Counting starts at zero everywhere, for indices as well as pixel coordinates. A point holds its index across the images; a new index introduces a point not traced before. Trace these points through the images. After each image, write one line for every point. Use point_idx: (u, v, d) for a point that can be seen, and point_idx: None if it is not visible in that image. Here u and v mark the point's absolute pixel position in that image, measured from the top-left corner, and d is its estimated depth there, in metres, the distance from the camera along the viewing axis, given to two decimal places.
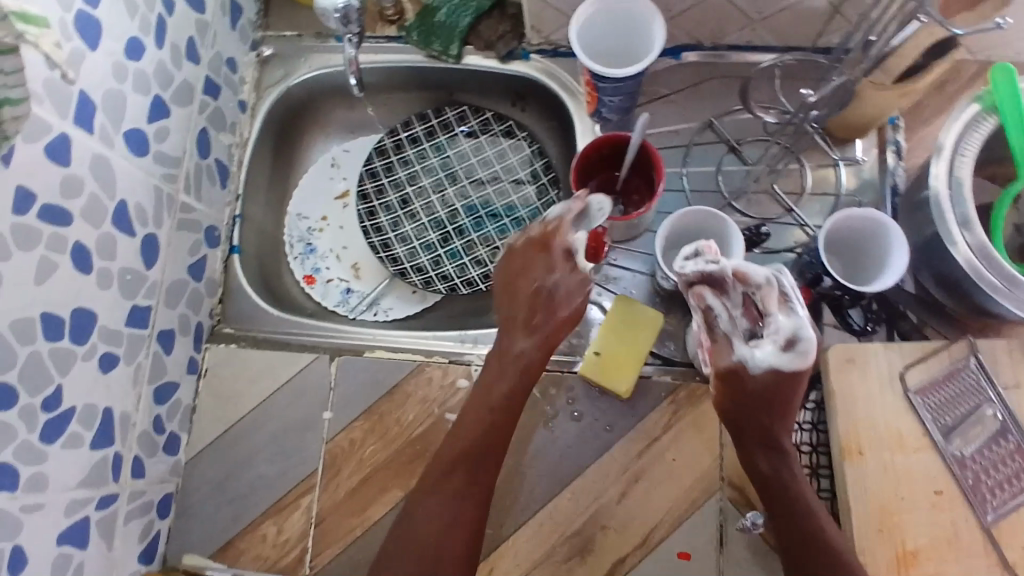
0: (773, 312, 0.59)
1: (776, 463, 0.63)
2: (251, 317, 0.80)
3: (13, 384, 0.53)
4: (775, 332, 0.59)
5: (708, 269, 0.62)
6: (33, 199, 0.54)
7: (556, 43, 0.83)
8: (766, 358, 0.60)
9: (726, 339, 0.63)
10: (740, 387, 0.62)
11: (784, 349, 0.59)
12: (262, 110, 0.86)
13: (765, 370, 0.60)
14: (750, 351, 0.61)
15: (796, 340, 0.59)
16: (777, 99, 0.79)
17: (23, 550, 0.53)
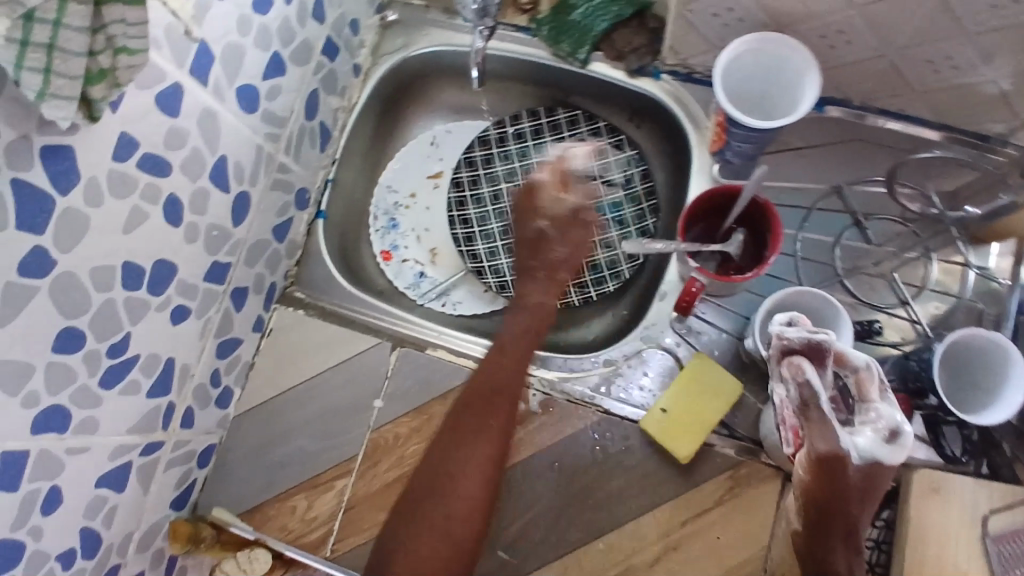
0: (874, 398, 0.57)
1: (854, 562, 0.56)
2: (324, 286, 0.80)
3: (83, 330, 0.53)
4: (875, 421, 0.56)
5: (813, 338, 0.58)
6: (135, 146, 0.53)
7: (691, 68, 0.77)
8: (871, 449, 0.56)
9: (821, 419, 0.56)
10: (833, 471, 0.56)
11: (887, 441, 0.56)
12: (375, 77, 0.84)
13: (865, 461, 0.56)
14: (851, 440, 0.56)
15: (900, 433, 0.56)
16: (927, 188, 0.72)
17: (61, 489, 0.55)
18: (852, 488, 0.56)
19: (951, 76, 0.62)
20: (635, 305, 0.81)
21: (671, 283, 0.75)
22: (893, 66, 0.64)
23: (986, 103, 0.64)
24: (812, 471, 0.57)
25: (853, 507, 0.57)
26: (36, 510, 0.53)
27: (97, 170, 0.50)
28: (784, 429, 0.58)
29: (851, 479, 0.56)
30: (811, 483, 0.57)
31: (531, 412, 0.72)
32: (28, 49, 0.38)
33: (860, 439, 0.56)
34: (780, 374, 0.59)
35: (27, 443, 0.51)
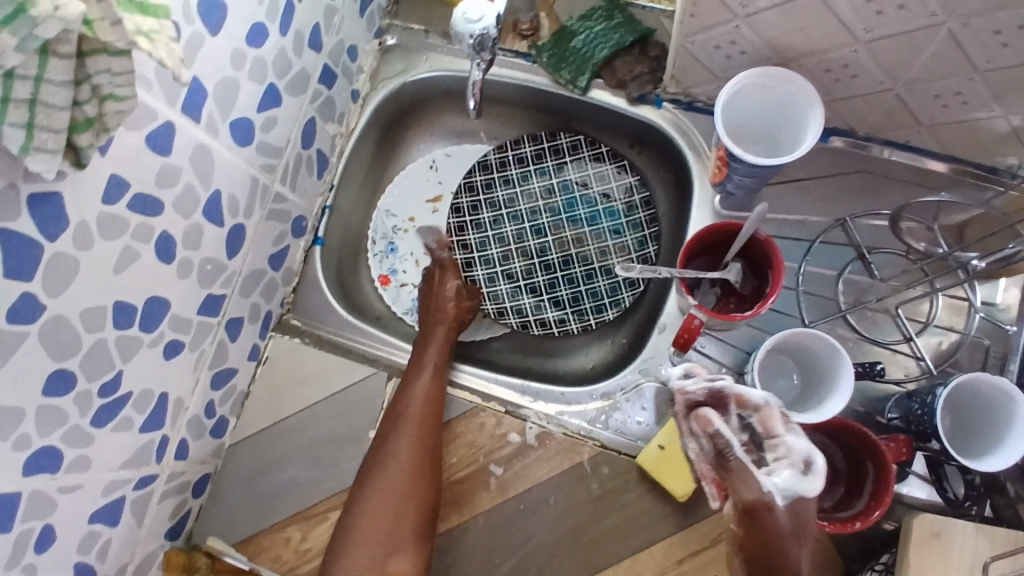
0: (780, 434, 0.56)
1: None
2: (321, 313, 0.80)
3: (73, 371, 0.53)
4: (785, 455, 0.55)
5: (714, 384, 0.61)
6: (126, 187, 0.53)
7: (693, 97, 0.76)
8: (788, 483, 0.53)
9: (740, 468, 0.56)
10: (758, 519, 0.54)
11: (801, 471, 0.54)
12: (373, 102, 0.84)
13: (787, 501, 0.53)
14: (771, 480, 0.54)
15: (812, 461, 0.54)
16: (935, 235, 0.70)
17: (53, 527, 0.55)
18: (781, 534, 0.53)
19: (961, 111, 0.61)
20: (635, 333, 0.81)
21: (672, 315, 0.74)
22: (898, 99, 0.63)
23: (992, 138, 0.63)
24: (742, 522, 0.55)
25: (787, 550, 0.53)
26: (28, 549, 0.54)
27: (87, 214, 0.50)
28: (705, 483, 0.59)
29: (773, 525, 0.53)
30: (745, 535, 0.55)
31: (529, 445, 0.71)
32: (10, 105, 0.38)
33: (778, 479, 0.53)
34: (692, 429, 0.61)
35: (17, 484, 0.51)
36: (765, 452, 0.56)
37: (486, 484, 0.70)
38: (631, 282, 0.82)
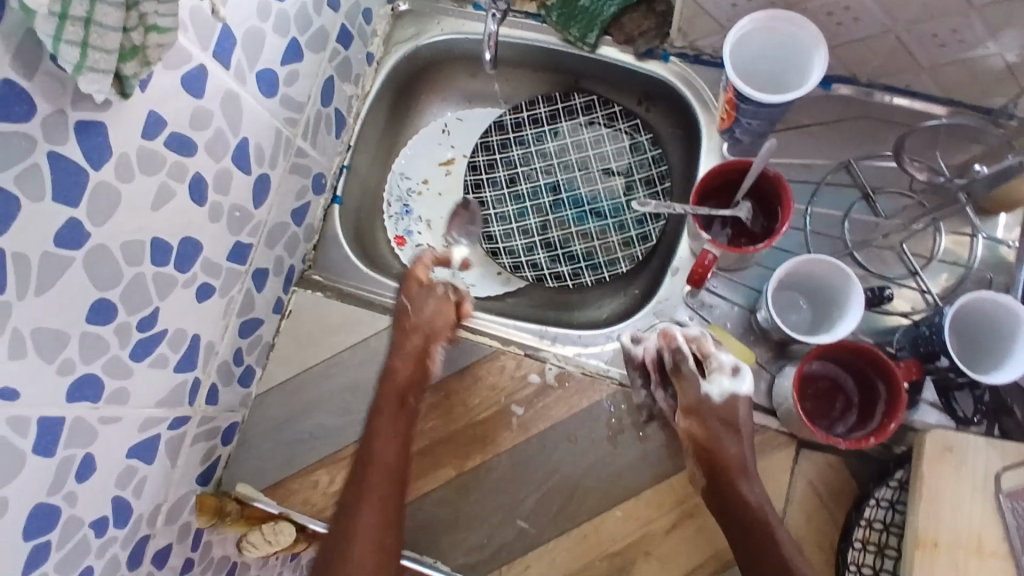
0: (712, 351, 0.68)
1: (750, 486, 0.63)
2: (342, 269, 0.82)
3: (114, 302, 0.55)
4: (719, 366, 0.67)
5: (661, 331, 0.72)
6: (162, 125, 0.55)
7: (699, 50, 0.78)
8: (723, 384, 0.66)
9: (689, 376, 0.67)
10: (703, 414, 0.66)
11: (733, 374, 0.66)
12: (388, 65, 0.86)
13: (724, 397, 0.66)
14: (710, 386, 0.67)
15: (740, 368, 0.66)
16: (935, 159, 0.73)
17: (94, 458, 0.57)
18: (718, 418, 0.65)
19: (959, 49, 0.63)
20: (648, 283, 0.83)
21: (683, 259, 0.77)
22: (898, 40, 0.65)
23: (989, 79, 0.65)
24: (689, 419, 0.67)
25: (724, 434, 0.65)
26: (70, 478, 0.55)
27: (127, 147, 0.52)
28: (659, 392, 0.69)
29: (715, 416, 0.66)
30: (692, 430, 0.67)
31: (550, 385, 0.74)
32: (66, 22, 0.40)
33: (716, 382, 0.66)
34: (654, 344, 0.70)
35: (62, 410, 0.53)
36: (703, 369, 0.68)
37: (509, 424, 0.73)
38: (644, 235, 0.85)
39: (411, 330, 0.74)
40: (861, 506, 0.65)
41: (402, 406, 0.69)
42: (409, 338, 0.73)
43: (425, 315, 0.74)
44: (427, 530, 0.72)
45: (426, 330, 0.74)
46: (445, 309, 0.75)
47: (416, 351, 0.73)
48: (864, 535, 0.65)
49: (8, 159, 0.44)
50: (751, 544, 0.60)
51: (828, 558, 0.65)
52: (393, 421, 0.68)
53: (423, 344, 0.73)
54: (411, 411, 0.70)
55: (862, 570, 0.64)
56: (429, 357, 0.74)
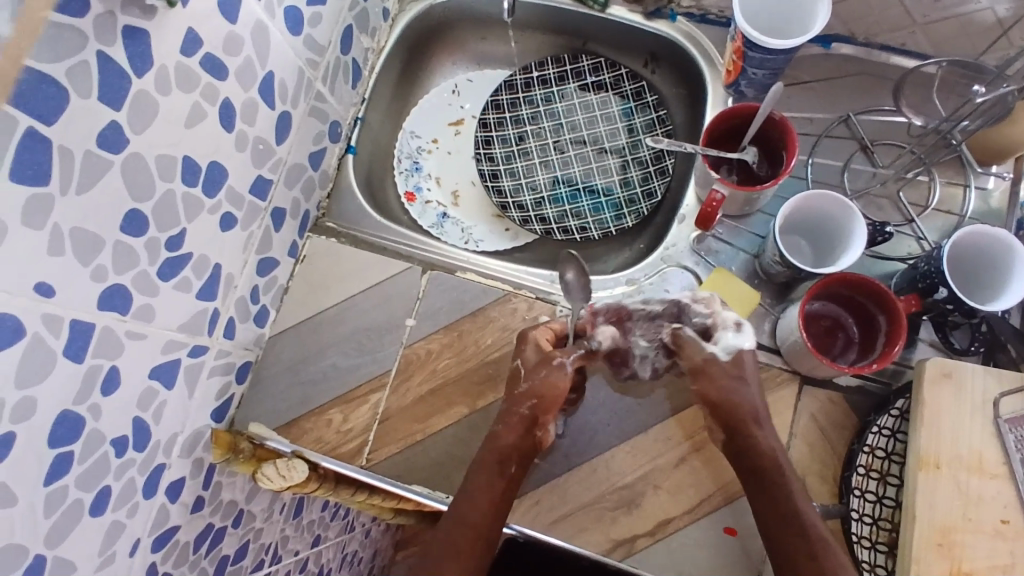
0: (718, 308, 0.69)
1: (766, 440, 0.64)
2: (355, 217, 0.84)
3: (147, 215, 0.56)
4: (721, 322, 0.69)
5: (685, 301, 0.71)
6: (200, 44, 0.57)
7: (705, 10, 0.82)
8: (728, 343, 0.67)
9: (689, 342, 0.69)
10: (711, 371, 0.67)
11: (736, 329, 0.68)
12: (402, 22, 0.88)
13: (730, 355, 0.67)
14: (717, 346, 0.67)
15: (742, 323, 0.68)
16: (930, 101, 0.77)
17: (119, 372, 0.58)
18: (727, 376, 0.66)
19: None
20: (652, 238, 0.85)
21: (690, 208, 0.80)
22: None
23: (979, 32, 0.70)
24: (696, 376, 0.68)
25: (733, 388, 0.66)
26: (95, 389, 0.56)
27: (167, 60, 0.54)
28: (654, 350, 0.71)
29: (720, 373, 0.67)
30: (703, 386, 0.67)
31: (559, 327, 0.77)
32: None
33: (722, 342, 0.68)
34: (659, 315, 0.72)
35: (93, 316, 0.53)
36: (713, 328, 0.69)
37: None
38: (649, 192, 0.87)
39: (524, 395, 0.68)
40: (865, 434, 0.68)
41: (500, 473, 0.66)
42: (517, 408, 0.68)
43: (535, 382, 0.69)
44: (439, 467, 0.73)
45: (534, 402, 0.68)
46: (558, 375, 0.68)
47: (520, 422, 0.68)
48: (868, 461, 0.67)
49: (61, 51, 0.45)
50: (770, 503, 0.61)
51: (831, 488, 0.68)
52: (484, 481, 0.65)
53: (530, 413, 0.67)
54: (512, 478, 0.66)
55: (865, 496, 0.67)
56: (539, 429, 0.68)
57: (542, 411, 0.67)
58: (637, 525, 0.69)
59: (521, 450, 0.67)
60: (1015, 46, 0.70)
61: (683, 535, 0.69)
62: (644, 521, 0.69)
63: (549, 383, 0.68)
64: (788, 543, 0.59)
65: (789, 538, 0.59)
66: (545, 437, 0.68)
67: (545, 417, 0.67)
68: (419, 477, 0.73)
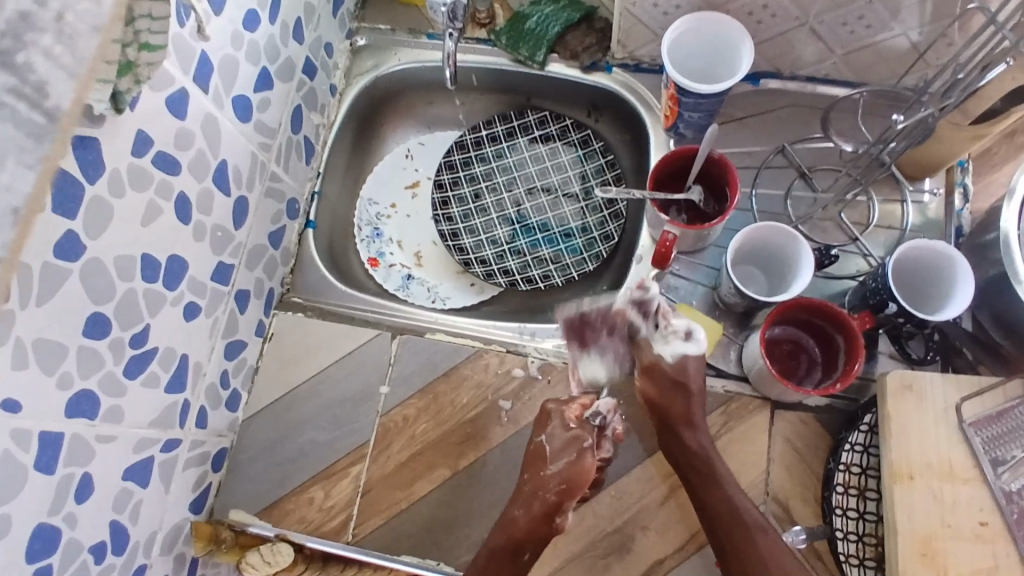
0: (669, 316, 0.73)
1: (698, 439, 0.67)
2: (319, 290, 0.84)
3: (109, 316, 0.56)
4: (675, 329, 0.72)
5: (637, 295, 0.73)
6: (150, 144, 0.58)
7: (638, 59, 0.86)
8: (675, 347, 0.71)
9: (645, 342, 0.73)
10: (657, 374, 0.70)
11: (684, 338, 0.71)
12: (350, 95, 0.91)
13: (675, 358, 0.70)
14: (665, 347, 0.71)
15: (691, 332, 0.71)
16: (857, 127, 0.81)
17: (92, 477, 0.57)
18: (675, 386, 0.69)
19: (868, 33, 0.72)
20: (614, 279, 0.87)
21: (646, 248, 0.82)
22: (813, 32, 0.74)
23: (895, 57, 0.75)
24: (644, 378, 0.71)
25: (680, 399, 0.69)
26: (69, 497, 0.55)
27: (119, 163, 0.55)
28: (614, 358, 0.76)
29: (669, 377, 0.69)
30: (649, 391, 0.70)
31: (533, 377, 0.77)
32: None
33: (670, 346, 0.71)
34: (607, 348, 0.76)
35: (61, 425, 0.53)
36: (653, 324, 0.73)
37: (498, 419, 0.76)
38: (606, 235, 0.89)
39: (557, 488, 0.68)
40: (838, 452, 0.70)
41: (512, 561, 0.65)
42: (541, 492, 0.68)
43: (564, 465, 0.69)
44: (427, 532, 0.73)
45: (562, 486, 0.68)
46: (586, 460, 0.69)
47: (542, 508, 0.67)
48: (845, 478, 0.69)
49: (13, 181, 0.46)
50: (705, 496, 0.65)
51: (814, 508, 0.69)
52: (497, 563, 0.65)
53: (557, 500, 0.67)
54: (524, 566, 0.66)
55: (847, 513, 0.68)
56: (560, 514, 0.67)
57: (571, 498, 0.67)
58: (630, 570, 0.70)
59: (537, 538, 0.66)
60: (929, 67, 0.75)
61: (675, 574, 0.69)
62: (637, 565, 0.70)
63: (577, 469, 0.68)
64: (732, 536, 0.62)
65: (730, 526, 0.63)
66: (562, 523, 0.68)
67: (568, 505, 0.67)
68: (408, 546, 0.73)
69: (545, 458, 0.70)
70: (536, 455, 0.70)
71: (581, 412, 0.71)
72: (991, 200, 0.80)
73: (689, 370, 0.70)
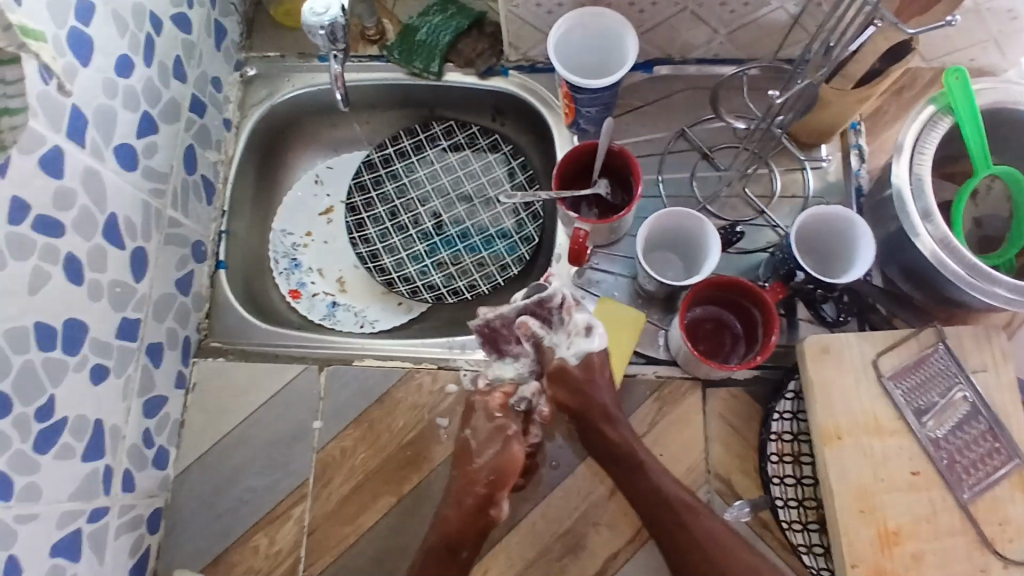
0: (570, 317, 0.69)
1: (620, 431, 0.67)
2: (239, 332, 0.81)
3: (7, 393, 0.53)
4: (576, 327, 0.68)
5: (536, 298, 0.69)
6: (27, 209, 0.55)
7: (533, 60, 0.86)
8: (579, 348, 0.68)
9: (550, 347, 0.69)
10: (564, 378, 0.68)
11: (587, 333, 0.68)
12: (247, 127, 0.89)
13: (580, 357, 0.68)
14: (569, 351, 0.68)
15: (592, 326, 0.68)
16: (746, 107, 0.83)
17: (17, 559, 0.55)
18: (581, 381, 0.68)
19: (747, 12, 0.74)
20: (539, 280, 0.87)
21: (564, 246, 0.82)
22: (695, 16, 0.75)
23: (777, 31, 0.77)
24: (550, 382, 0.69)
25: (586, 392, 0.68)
26: None
27: None
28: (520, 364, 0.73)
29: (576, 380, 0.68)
30: (554, 394, 0.69)
31: (468, 390, 0.77)
32: None
33: (574, 348, 0.68)
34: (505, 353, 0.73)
35: None
36: (553, 326, 0.70)
37: (437, 437, 0.75)
38: (526, 237, 0.89)
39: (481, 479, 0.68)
40: (769, 422, 0.71)
41: (450, 560, 0.66)
42: (472, 487, 0.68)
43: (491, 456, 0.68)
44: (380, 561, 0.72)
45: (491, 477, 0.68)
46: (512, 448, 0.69)
47: (475, 502, 0.67)
48: (778, 447, 0.70)
49: None
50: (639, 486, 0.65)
51: (754, 479, 0.71)
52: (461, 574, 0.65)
53: (486, 491, 0.67)
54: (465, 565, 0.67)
55: (784, 481, 0.69)
56: (493, 506, 0.68)
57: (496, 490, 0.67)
58: (586, 568, 0.70)
59: (472, 533, 0.67)
60: (807, 37, 0.77)
61: (631, 564, 0.69)
62: (591, 562, 0.70)
63: (503, 458, 0.68)
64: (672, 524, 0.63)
65: (669, 515, 0.63)
66: (497, 514, 0.68)
67: (500, 496, 0.67)
68: None
69: (472, 452, 0.70)
70: (464, 449, 0.70)
71: (505, 401, 0.71)
72: (886, 156, 0.83)
73: (596, 367, 0.68)
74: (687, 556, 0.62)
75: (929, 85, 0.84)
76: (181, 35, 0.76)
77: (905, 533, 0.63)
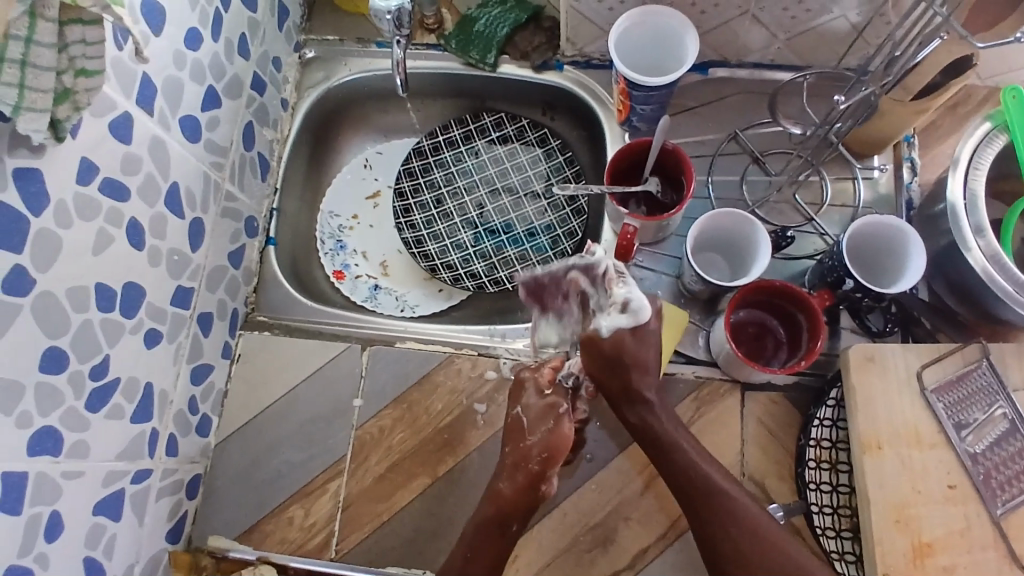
0: (612, 286, 0.65)
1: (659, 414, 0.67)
2: (285, 307, 0.83)
3: (65, 349, 0.55)
4: (613, 301, 0.65)
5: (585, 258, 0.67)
6: (96, 172, 0.57)
7: (588, 56, 0.87)
8: (611, 322, 0.65)
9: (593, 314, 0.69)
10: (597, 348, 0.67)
11: (621, 311, 0.65)
12: (303, 109, 0.90)
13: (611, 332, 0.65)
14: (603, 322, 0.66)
15: (628, 303, 0.65)
16: (804, 112, 0.83)
17: (60, 515, 0.56)
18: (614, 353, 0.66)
19: (808, 18, 0.73)
20: None
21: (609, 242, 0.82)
22: (755, 20, 0.75)
23: (837, 39, 0.76)
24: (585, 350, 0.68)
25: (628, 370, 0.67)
26: (39, 537, 0.54)
27: (64, 194, 0.54)
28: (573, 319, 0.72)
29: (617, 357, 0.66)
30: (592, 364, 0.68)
31: (506, 378, 0.78)
32: None
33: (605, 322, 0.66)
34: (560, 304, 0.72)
35: (24, 464, 0.52)
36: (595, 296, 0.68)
37: (474, 423, 0.76)
38: (570, 232, 0.90)
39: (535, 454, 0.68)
40: (808, 429, 0.71)
41: (501, 533, 0.67)
42: (525, 464, 0.68)
43: (542, 434, 0.69)
44: (413, 541, 0.73)
45: (544, 455, 0.68)
46: (564, 426, 0.69)
47: (526, 478, 0.67)
48: (816, 453, 0.70)
49: None
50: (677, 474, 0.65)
51: (790, 485, 0.71)
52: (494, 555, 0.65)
53: (539, 469, 0.67)
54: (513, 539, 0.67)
55: (821, 487, 0.70)
56: (544, 482, 0.68)
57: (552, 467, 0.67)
58: (616, 562, 0.70)
59: (521, 507, 0.67)
60: (868, 46, 0.77)
61: (661, 561, 0.70)
62: (621, 556, 0.70)
63: (556, 436, 0.68)
64: (704, 510, 0.63)
65: (703, 501, 0.63)
66: (547, 491, 0.68)
67: (552, 473, 0.67)
68: (393, 557, 0.72)
69: (524, 430, 0.70)
70: (515, 426, 0.70)
71: (553, 376, 0.72)
72: (939, 170, 0.82)
73: (633, 341, 0.66)
74: (720, 544, 0.62)
75: (986, 101, 0.83)
76: (247, 13, 0.77)
77: (938, 546, 0.63)
